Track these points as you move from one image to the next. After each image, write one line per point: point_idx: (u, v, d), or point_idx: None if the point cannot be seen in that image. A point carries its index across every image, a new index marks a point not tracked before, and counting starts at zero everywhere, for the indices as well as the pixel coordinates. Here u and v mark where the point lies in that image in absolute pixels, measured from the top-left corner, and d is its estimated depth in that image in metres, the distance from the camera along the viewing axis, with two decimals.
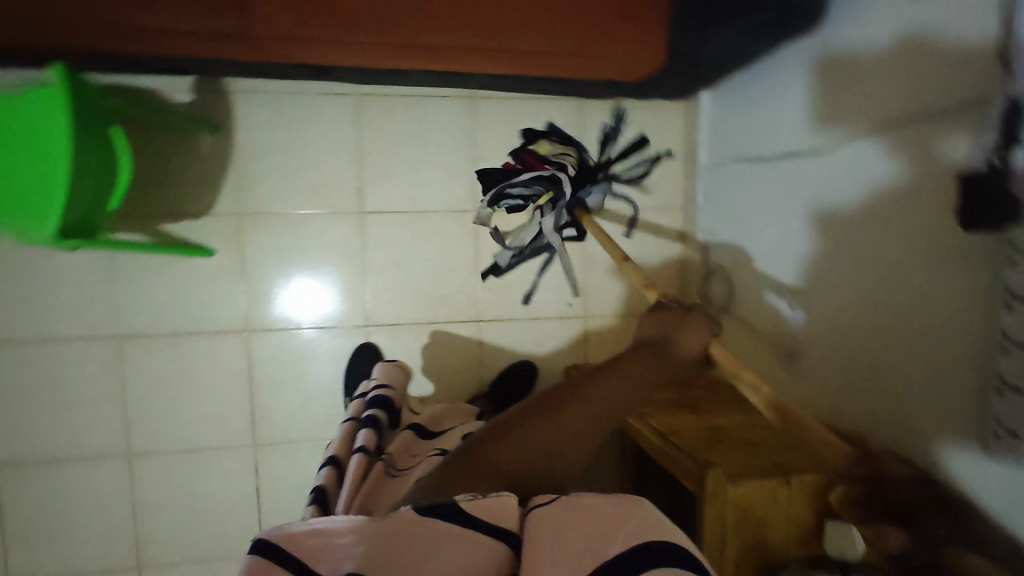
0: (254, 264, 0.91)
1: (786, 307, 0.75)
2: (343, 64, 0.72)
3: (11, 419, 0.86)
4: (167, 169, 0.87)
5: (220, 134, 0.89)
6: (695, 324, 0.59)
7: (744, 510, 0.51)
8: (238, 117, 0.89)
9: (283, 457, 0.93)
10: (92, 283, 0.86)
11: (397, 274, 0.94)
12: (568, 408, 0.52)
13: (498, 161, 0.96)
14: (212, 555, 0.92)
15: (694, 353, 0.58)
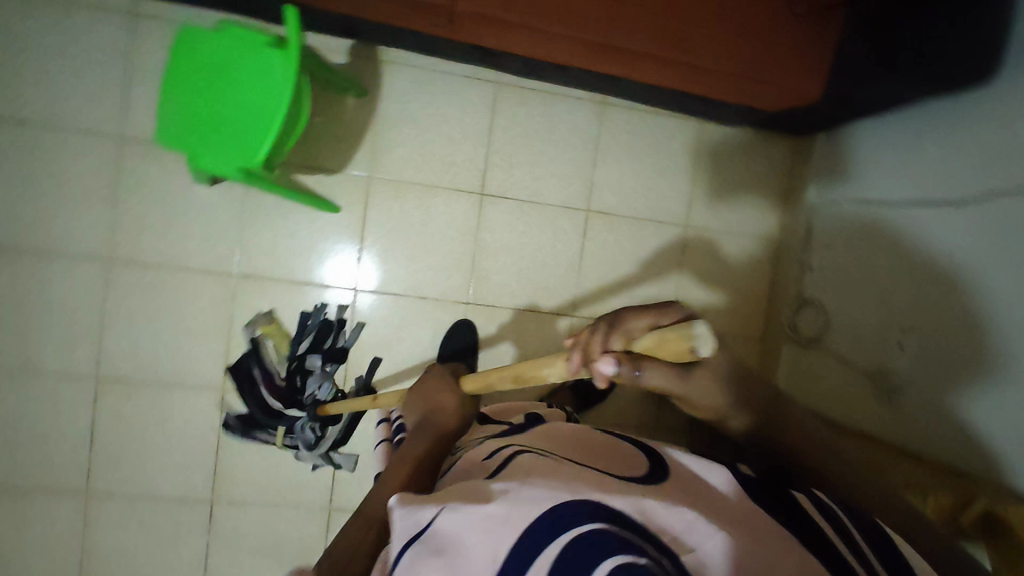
0: (375, 227, 0.94)
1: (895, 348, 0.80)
2: (522, 49, 0.77)
3: (123, 338, 0.88)
4: (311, 124, 0.91)
5: (365, 99, 0.93)
6: (431, 384, 0.70)
7: None
8: (385, 85, 0.93)
9: (369, 416, 0.95)
10: (224, 219, 0.90)
11: (507, 257, 0.98)
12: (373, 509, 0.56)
13: (615, 167, 1.00)
14: (283, 502, 0.93)
15: (451, 404, 0.67)
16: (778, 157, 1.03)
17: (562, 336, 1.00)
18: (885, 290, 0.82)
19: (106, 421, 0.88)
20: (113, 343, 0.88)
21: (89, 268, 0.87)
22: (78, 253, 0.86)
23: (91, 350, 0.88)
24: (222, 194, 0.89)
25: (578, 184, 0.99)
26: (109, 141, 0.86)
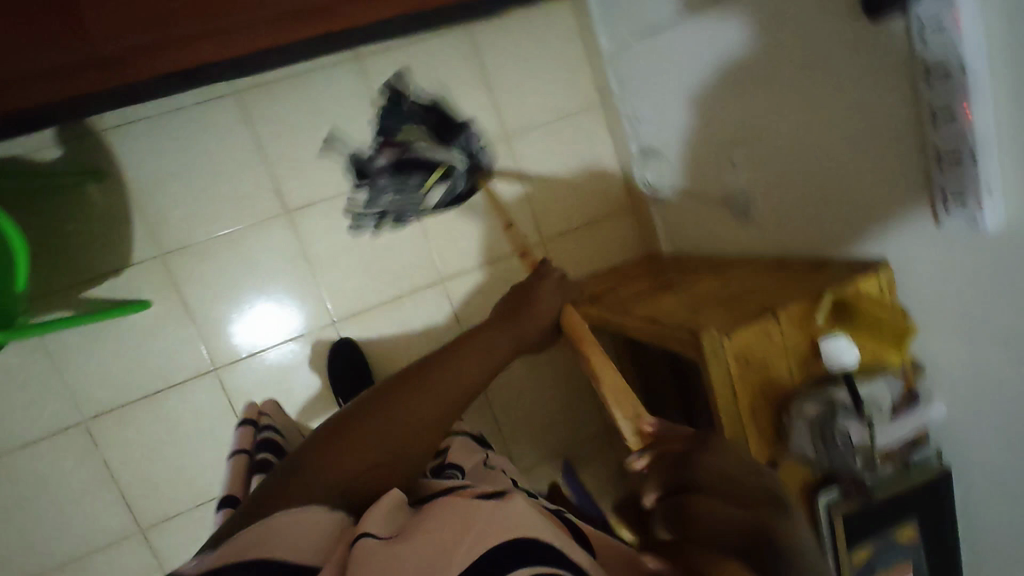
0: (196, 305, 1.21)
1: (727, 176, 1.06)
2: (202, 59, 0.80)
3: (32, 528, 1.18)
4: (63, 230, 1.14)
5: (106, 178, 1.15)
6: (548, 284, 0.93)
7: (690, 440, 0.60)
8: (118, 152, 1.14)
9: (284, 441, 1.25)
10: (42, 397, 1.17)
11: (351, 257, 1.27)
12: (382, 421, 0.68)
13: (342, 134, 1.23)
14: None
15: (553, 305, 0.90)
16: (452, 54, 1.26)
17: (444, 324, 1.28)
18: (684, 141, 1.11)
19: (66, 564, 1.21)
20: (48, 542, 1.20)
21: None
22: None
23: (15, 534, 1.18)
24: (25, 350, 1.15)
25: (331, 160, 1.23)
26: None
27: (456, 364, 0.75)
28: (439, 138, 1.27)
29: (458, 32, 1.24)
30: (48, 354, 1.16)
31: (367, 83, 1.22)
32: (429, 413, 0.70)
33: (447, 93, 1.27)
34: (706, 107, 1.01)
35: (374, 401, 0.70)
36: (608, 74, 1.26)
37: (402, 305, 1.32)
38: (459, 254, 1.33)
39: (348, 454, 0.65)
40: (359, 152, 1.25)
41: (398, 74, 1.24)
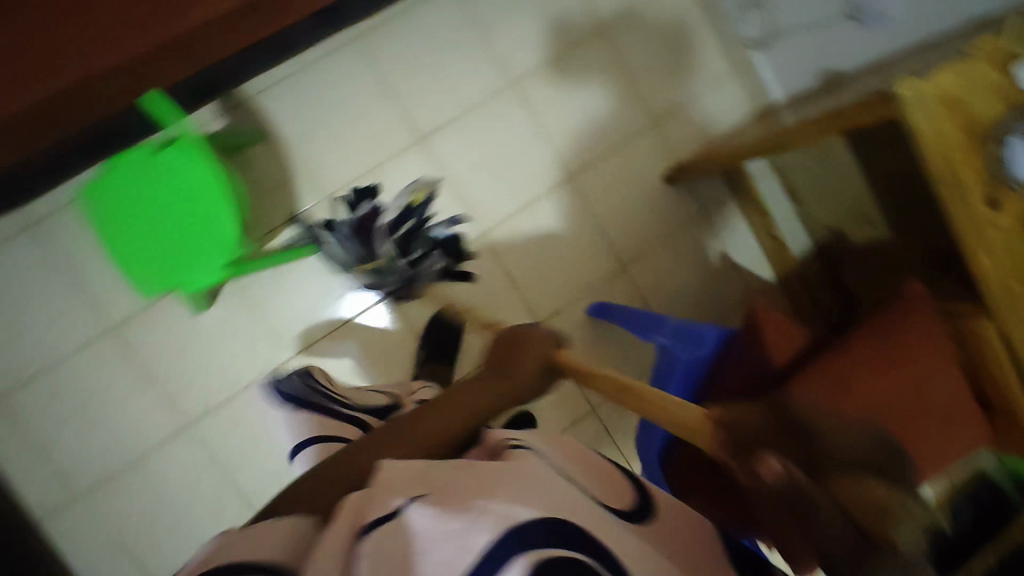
0: (370, 139, 1.12)
1: (808, 38, 1.05)
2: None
3: (179, 381, 1.08)
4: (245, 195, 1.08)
5: (264, 142, 1.08)
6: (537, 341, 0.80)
7: (998, 226, 0.65)
8: (254, 103, 1.07)
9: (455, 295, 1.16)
10: (235, 306, 1.09)
11: (541, 107, 1.17)
12: (419, 418, 0.64)
13: (563, 53, 1.17)
14: None
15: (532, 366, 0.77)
16: None
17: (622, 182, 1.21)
18: None
19: (221, 455, 1.10)
20: (186, 381, 1.08)
21: (148, 396, 1.07)
22: (162, 382, 1.07)
23: (168, 416, 1.08)
24: (228, 295, 1.09)
25: (544, 57, 1.16)
26: (114, 317, 1.05)
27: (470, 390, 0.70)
28: None
29: None
30: (240, 294, 1.09)
31: None
32: (448, 421, 0.64)
33: None
34: None
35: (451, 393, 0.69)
36: None
37: (588, 171, 1.19)
38: (649, 121, 1.21)
39: (417, 430, 0.62)
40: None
41: None
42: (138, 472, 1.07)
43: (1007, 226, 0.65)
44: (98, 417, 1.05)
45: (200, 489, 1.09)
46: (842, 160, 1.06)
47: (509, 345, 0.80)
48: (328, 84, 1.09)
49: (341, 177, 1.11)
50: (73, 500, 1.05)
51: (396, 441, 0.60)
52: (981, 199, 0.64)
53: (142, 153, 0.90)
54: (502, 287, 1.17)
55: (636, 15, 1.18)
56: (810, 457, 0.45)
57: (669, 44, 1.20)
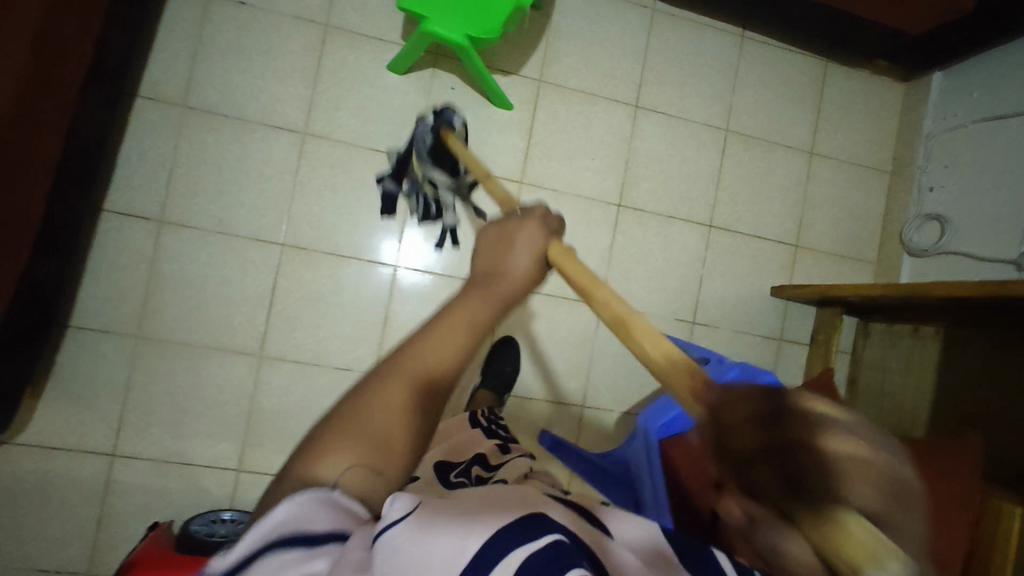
0: (606, 76, 1.25)
1: (965, 267, 1.17)
2: None
3: (330, 101, 1.15)
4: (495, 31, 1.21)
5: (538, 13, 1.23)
6: (528, 233, 0.54)
7: None
8: None
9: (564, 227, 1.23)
10: (417, 89, 1.18)
11: (730, 162, 1.30)
12: (386, 385, 0.44)
13: (773, 143, 1.32)
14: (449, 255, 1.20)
15: (524, 265, 0.53)
16: (886, 125, 1.36)
17: (744, 264, 1.30)
18: None
19: (303, 176, 1.14)
20: (333, 105, 1.15)
21: (298, 90, 1.14)
22: (318, 89, 1.15)
23: (298, 115, 1.14)
24: (418, 78, 1.18)
25: (760, 134, 1.31)
26: (332, 18, 1.15)
27: (444, 331, 0.46)
28: (867, 156, 1.35)
29: (894, 92, 1.36)
30: (427, 85, 1.18)
31: (799, 86, 1.33)
32: (440, 376, 0.45)
33: (882, 145, 1.36)
34: (985, 215, 1.16)
35: (407, 350, 0.46)
36: (916, 148, 1.31)
37: (724, 232, 1.30)
38: (794, 240, 1.32)
39: (382, 392, 0.44)
40: (801, 107, 1.33)
41: (807, 46, 1.31)
42: (240, 130, 1.13)
43: None
44: (255, 70, 1.13)
45: (267, 186, 1.13)
46: (927, 382, 1.16)
47: (496, 237, 0.55)
48: (610, 18, 1.25)
49: (564, 80, 1.24)
50: (180, 105, 1.11)
51: (354, 429, 0.42)
52: None
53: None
54: (600, 252, 1.25)
55: (842, 165, 1.34)
56: (793, 477, 0.28)
57: (848, 202, 1.34)
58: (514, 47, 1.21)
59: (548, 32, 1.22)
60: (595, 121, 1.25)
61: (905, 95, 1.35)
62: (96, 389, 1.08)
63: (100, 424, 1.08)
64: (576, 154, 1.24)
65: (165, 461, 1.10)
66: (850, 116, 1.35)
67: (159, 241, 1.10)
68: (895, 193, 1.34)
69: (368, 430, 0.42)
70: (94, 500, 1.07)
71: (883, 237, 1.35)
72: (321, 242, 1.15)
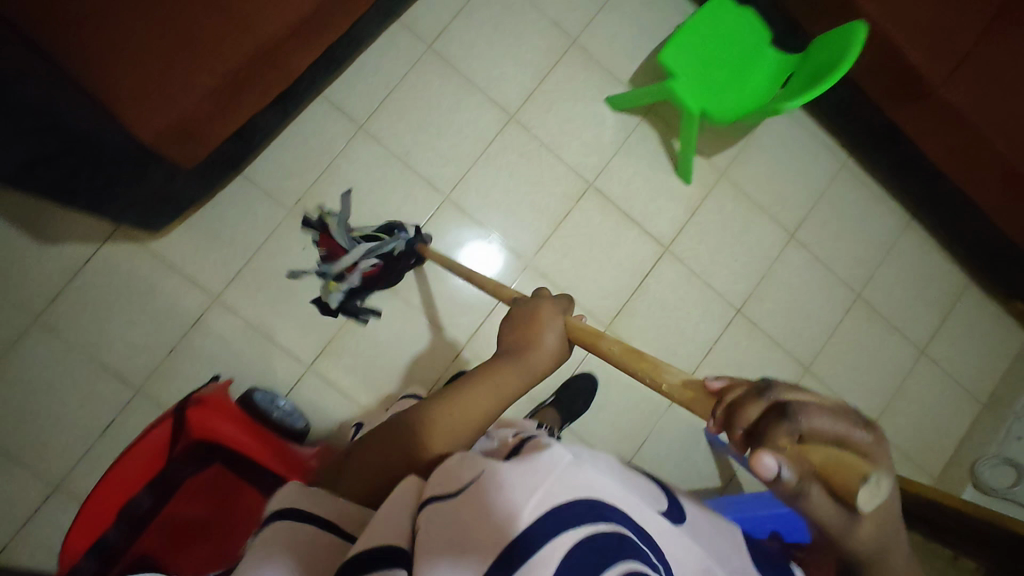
0: (778, 198, 1.33)
1: None
2: (941, 122, 1.10)
3: (547, 103, 1.25)
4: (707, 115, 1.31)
5: None
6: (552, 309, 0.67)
7: None
8: None
9: (682, 305, 1.29)
10: (619, 129, 1.27)
11: (847, 323, 1.35)
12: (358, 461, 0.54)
13: (892, 326, 1.37)
14: (577, 279, 1.25)
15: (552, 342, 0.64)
16: (998, 361, 1.40)
17: None
18: None
19: (492, 150, 1.23)
20: (544, 106, 1.25)
21: (526, 80, 1.24)
22: (540, 88, 1.25)
23: (514, 100, 1.24)
24: (624, 121, 1.28)
25: (885, 312, 1.37)
26: (581, 40, 1.26)
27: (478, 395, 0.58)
28: (968, 380, 1.39)
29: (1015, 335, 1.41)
30: (630, 131, 1.27)
31: (937, 289, 1.39)
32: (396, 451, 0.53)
33: (986, 378, 1.40)
34: None
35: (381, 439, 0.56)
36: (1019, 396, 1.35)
37: (815, 381, 1.34)
38: (872, 419, 1.35)
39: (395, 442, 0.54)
40: (930, 308, 1.38)
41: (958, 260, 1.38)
42: (463, 89, 1.22)
43: None
44: (498, 48, 1.24)
45: (460, 142, 1.22)
46: None
47: (521, 318, 0.67)
48: (804, 153, 1.34)
49: (744, 183, 1.32)
50: (426, 46, 1.21)
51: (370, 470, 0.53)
52: None
53: (758, 43, 1.16)
54: (703, 342, 1.29)
55: (944, 377, 1.38)
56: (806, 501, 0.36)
57: (935, 411, 1.37)
58: (716, 136, 1.30)
59: (748, 138, 1.32)
60: (751, 230, 1.32)
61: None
62: (233, 238, 1.14)
63: (221, 268, 1.14)
64: (722, 248, 1.31)
65: (252, 327, 1.15)
66: (968, 338, 1.40)
67: (350, 143, 1.18)
68: (980, 427, 1.37)
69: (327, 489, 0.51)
70: (179, 329, 1.12)
71: (953, 459, 1.37)
72: (477, 213, 1.22)
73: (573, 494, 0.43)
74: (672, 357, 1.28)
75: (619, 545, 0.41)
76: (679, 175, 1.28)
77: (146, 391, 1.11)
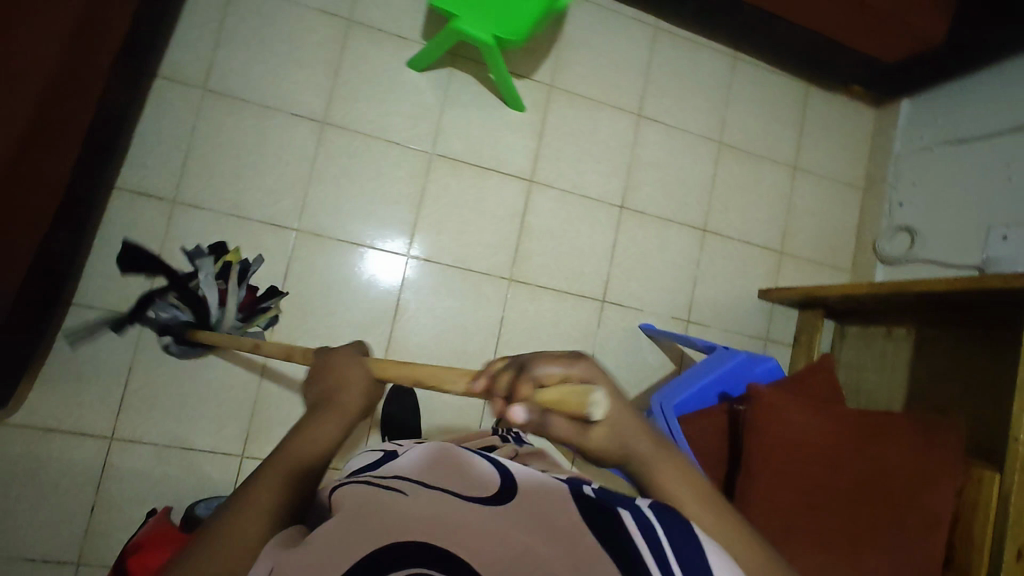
0: (611, 87, 1.33)
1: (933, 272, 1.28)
2: None
3: (352, 93, 1.18)
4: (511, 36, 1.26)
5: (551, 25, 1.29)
6: (345, 351, 0.64)
7: None
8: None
9: (569, 226, 1.29)
10: (434, 87, 1.22)
11: (720, 173, 1.39)
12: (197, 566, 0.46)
13: (761, 157, 1.42)
14: (462, 249, 1.23)
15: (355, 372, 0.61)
16: (860, 146, 1.48)
17: (734, 270, 1.39)
18: (985, 214, 1.20)
19: (320, 164, 1.16)
20: (348, 97, 1.17)
21: (318, 78, 1.16)
22: (337, 82, 1.17)
23: (317, 105, 1.16)
24: (436, 77, 1.22)
25: (749, 149, 1.41)
26: (352, 14, 1.18)
27: (259, 485, 0.51)
28: (842, 174, 1.47)
29: (865, 116, 1.49)
30: (445, 85, 1.22)
31: (784, 106, 1.44)
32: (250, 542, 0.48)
33: (857, 166, 1.48)
34: (938, 229, 1.29)
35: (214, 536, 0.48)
36: (888, 168, 1.43)
37: (715, 239, 1.38)
38: (779, 247, 1.42)
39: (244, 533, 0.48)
40: (785, 126, 1.44)
41: (790, 71, 1.43)
42: (259, 117, 1.13)
43: None
44: (276, 58, 1.14)
45: (283, 171, 1.14)
46: (899, 378, 1.26)
47: (322, 369, 0.63)
48: (616, 33, 1.33)
49: (575, 87, 1.30)
50: (200, 88, 1.11)
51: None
52: None
53: None
54: (604, 251, 1.30)
55: (822, 180, 1.46)
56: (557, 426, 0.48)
57: (826, 215, 1.45)
58: (528, 53, 1.27)
59: (560, 41, 1.29)
60: (601, 127, 1.32)
61: (874, 118, 1.48)
62: (97, 371, 1.05)
63: (100, 407, 1.04)
64: (581, 157, 1.30)
65: (165, 447, 1.07)
66: (828, 136, 1.46)
67: (170, 222, 1.08)
68: (868, 208, 1.46)
69: None
70: (89, 486, 1.03)
71: (857, 248, 1.46)
72: (334, 232, 1.16)
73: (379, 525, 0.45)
74: (582, 277, 1.29)
75: (445, 559, 0.44)
76: (511, 105, 1.25)
77: (87, 560, 1.03)
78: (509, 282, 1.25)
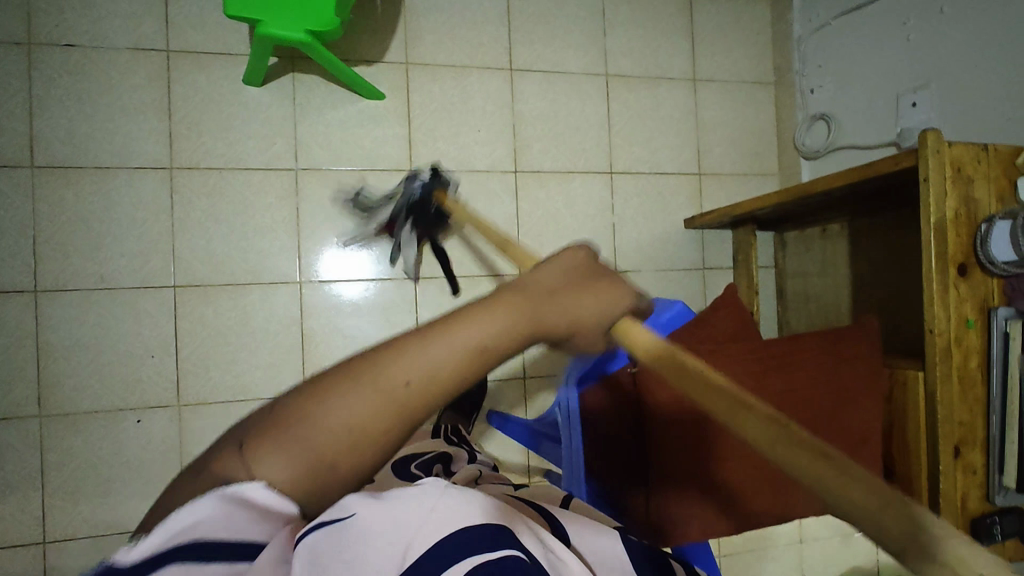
0: (472, 46, 1.22)
1: (854, 158, 1.19)
2: None
3: (193, 128, 1.09)
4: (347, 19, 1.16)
5: None
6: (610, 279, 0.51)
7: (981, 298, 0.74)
8: None
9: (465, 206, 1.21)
10: (279, 98, 1.13)
11: (615, 107, 1.29)
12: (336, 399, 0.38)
13: (655, 78, 1.31)
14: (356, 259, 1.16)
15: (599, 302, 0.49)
16: (761, 39, 1.37)
17: (654, 204, 1.30)
18: (892, 83, 1.10)
19: (180, 212, 1.09)
20: (190, 133, 1.09)
21: (152, 122, 1.08)
22: (173, 121, 1.09)
23: (159, 151, 1.08)
24: (278, 87, 1.13)
25: (640, 73, 1.31)
26: (169, 42, 1.08)
27: (477, 321, 0.42)
28: (747, 74, 1.36)
29: (759, 6, 1.36)
30: (290, 93, 1.13)
31: (667, 18, 1.32)
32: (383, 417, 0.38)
33: (762, 61, 1.37)
34: (851, 110, 1.20)
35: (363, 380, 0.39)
36: (792, 55, 1.32)
37: (625, 177, 1.29)
38: (697, 169, 1.33)
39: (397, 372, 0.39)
40: (675, 39, 1.32)
41: None
42: (100, 179, 1.06)
43: (976, 299, 0.73)
44: (100, 112, 1.06)
45: (143, 229, 1.07)
46: (841, 277, 1.19)
47: (570, 264, 0.51)
48: None
49: (433, 58, 1.20)
50: (28, 167, 1.03)
51: (306, 440, 0.37)
52: (955, 266, 0.72)
53: None
54: (507, 222, 1.23)
55: (727, 86, 1.35)
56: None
57: (739, 122, 1.35)
58: (371, 35, 1.17)
59: (404, 13, 1.18)
60: (472, 93, 1.22)
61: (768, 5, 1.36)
62: (7, 481, 1.01)
63: (22, 515, 1.01)
64: (458, 130, 1.21)
65: (100, 536, 1.04)
66: (723, 37, 1.35)
67: (39, 313, 1.03)
68: (782, 103, 1.35)
69: (287, 447, 0.37)
70: None
71: (780, 149, 1.36)
72: (216, 278, 1.10)
73: (486, 519, 0.41)
74: (491, 256, 1.22)
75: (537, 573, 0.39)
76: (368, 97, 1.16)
77: None
78: (415, 281, 1.19)
